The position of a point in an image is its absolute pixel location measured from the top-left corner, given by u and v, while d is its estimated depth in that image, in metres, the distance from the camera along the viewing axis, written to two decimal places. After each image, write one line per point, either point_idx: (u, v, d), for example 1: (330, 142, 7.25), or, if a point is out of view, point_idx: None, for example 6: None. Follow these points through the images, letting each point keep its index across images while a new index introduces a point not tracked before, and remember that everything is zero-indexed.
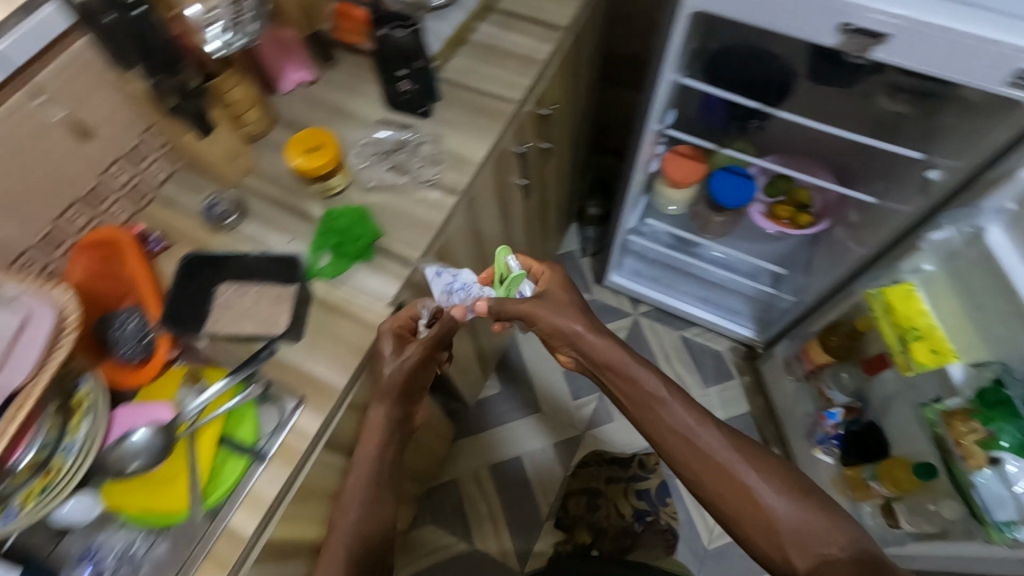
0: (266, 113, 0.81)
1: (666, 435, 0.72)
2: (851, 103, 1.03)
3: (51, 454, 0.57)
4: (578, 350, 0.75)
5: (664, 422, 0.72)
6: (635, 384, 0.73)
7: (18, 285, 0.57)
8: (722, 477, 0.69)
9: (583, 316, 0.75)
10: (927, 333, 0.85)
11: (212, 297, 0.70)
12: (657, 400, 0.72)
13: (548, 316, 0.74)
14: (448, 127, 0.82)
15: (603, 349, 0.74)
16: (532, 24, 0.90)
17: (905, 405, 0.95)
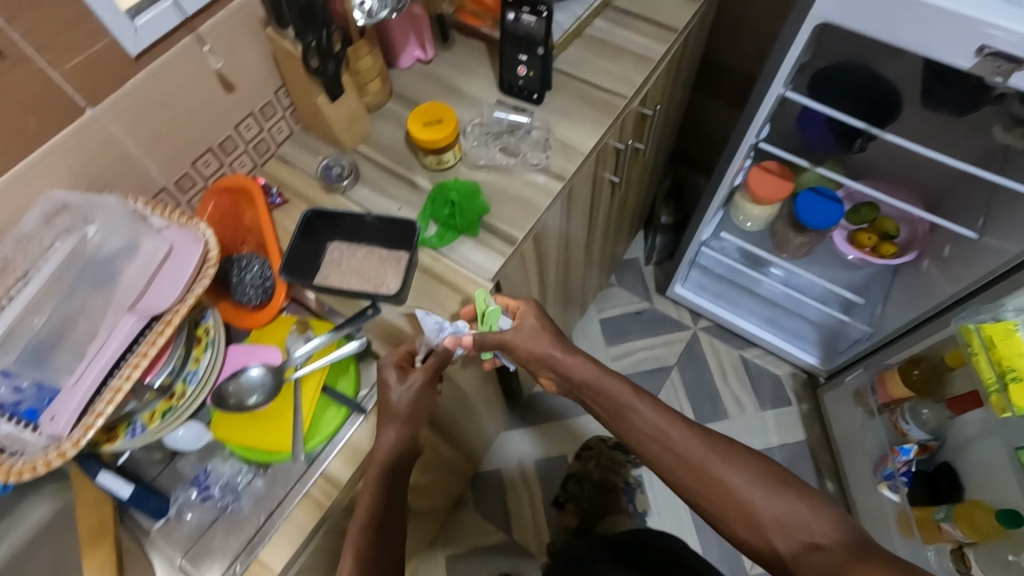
0: (385, 85, 0.84)
1: (645, 442, 0.66)
2: (961, 132, 1.00)
3: (175, 380, 0.60)
4: (552, 370, 0.69)
5: (637, 429, 0.66)
6: (607, 392, 0.67)
7: (163, 219, 0.61)
8: (698, 475, 0.63)
9: (545, 331, 0.68)
10: None
11: (324, 253, 0.72)
12: (624, 403, 0.66)
13: (522, 340, 0.67)
14: (557, 114, 0.83)
15: (573, 361, 0.68)
16: (646, 23, 0.91)
17: (997, 444, 0.94)
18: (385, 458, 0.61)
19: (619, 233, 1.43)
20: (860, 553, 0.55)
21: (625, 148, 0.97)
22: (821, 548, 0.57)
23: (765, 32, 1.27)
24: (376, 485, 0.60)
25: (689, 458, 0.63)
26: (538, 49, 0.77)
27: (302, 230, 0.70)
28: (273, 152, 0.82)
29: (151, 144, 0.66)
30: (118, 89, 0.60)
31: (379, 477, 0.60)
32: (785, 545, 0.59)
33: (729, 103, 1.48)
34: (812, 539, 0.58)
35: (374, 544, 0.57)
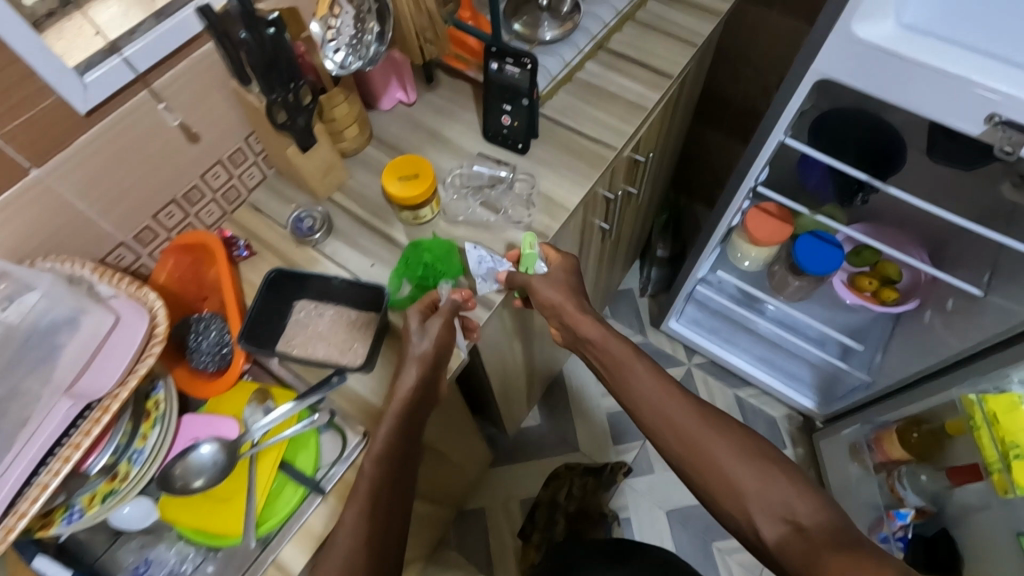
0: (364, 131, 0.80)
1: (642, 406, 0.68)
2: (968, 186, 0.96)
3: (120, 460, 0.57)
4: (565, 322, 0.71)
5: (638, 393, 0.68)
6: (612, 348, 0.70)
7: (111, 287, 0.57)
8: (687, 445, 0.64)
9: (560, 286, 0.70)
10: None
11: (290, 314, 0.69)
12: (624, 359, 0.70)
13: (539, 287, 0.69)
14: (543, 166, 0.79)
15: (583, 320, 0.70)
16: (640, 68, 0.87)
17: (999, 523, 0.88)
18: (407, 399, 0.61)
19: (612, 267, 1.39)
20: (839, 540, 0.54)
21: (616, 196, 0.93)
22: (801, 530, 0.56)
23: (766, 68, 1.23)
24: (394, 438, 0.60)
25: (683, 424, 0.65)
26: (522, 100, 0.73)
27: (266, 292, 0.66)
28: (244, 199, 0.78)
29: (106, 200, 0.63)
30: (65, 147, 0.56)
31: (398, 423, 0.61)
32: (768, 530, 0.58)
33: (728, 137, 1.44)
34: (791, 517, 0.58)
35: (383, 498, 0.58)
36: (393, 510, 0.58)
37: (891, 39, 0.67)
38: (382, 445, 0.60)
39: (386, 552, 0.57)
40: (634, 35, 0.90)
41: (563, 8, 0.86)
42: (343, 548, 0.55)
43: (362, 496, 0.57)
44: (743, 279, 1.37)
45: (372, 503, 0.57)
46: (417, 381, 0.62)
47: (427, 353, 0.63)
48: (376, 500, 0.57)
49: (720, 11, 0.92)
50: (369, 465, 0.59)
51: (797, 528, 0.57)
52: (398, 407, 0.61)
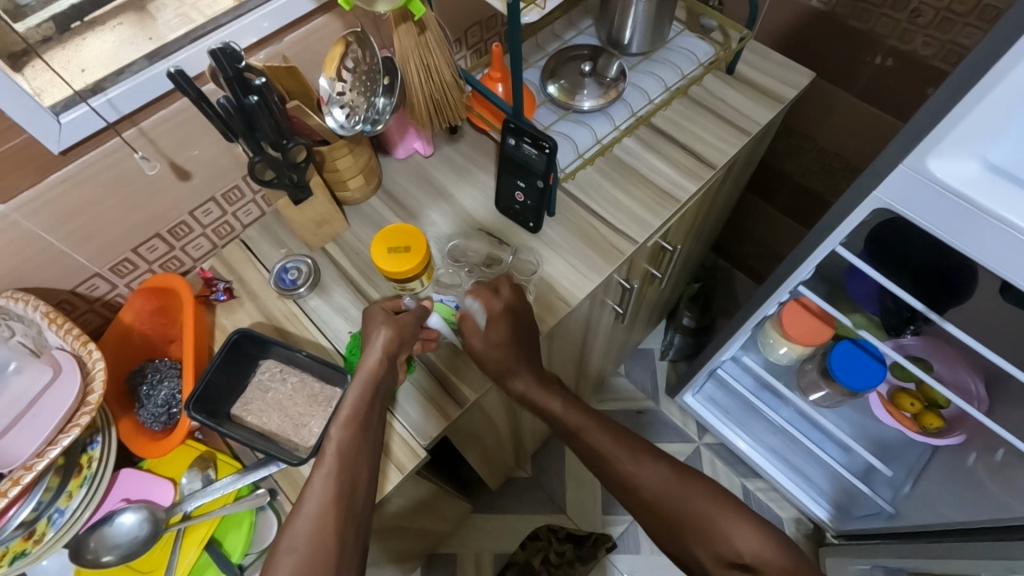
0: (370, 181, 0.75)
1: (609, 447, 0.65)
2: None
3: (40, 517, 0.53)
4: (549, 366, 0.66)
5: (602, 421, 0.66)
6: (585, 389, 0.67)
7: (57, 337, 0.54)
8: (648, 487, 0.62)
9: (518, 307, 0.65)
10: None
11: (252, 376, 0.65)
12: None
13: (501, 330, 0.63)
14: (553, 249, 0.72)
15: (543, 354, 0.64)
16: (682, 151, 0.79)
17: None
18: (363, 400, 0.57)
19: (630, 331, 1.31)
20: None
21: (633, 284, 0.86)
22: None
23: (833, 152, 1.12)
24: (348, 435, 0.55)
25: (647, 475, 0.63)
26: (536, 181, 0.67)
27: (226, 354, 0.63)
28: (237, 235, 0.75)
29: (81, 235, 0.60)
30: (36, 184, 0.53)
31: (367, 389, 0.57)
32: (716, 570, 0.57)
33: (781, 212, 1.32)
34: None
35: (352, 462, 0.54)
36: (367, 472, 0.55)
37: (972, 183, 0.57)
38: (352, 405, 0.56)
39: (362, 517, 0.54)
40: (682, 113, 0.82)
41: (607, 74, 0.78)
42: (312, 510, 0.52)
43: (330, 459, 0.54)
44: (770, 370, 1.26)
45: (341, 468, 0.53)
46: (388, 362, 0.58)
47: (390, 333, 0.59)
48: (345, 465, 0.54)
49: (784, 98, 0.83)
50: (337, 428, 0.55)
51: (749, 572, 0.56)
52: (368, 373, 0.57)
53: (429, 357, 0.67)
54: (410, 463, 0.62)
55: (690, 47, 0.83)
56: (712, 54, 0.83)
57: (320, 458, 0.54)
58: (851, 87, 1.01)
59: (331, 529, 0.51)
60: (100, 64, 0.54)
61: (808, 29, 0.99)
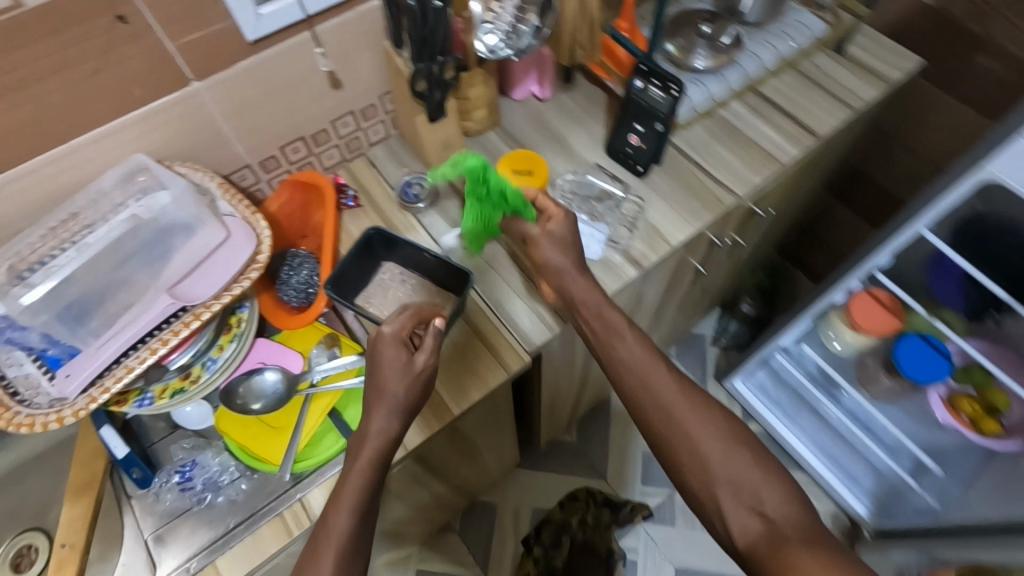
0: (491, 115, 0.80)
1: (622, 370, 0.61)
2: None
3: (195, 363, 0.60)
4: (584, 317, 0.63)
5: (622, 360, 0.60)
6: (602, 314, 0.62)
7: (229, 206, 0.61)
8: (668, 427, 0.57)
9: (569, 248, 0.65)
10: None
11: (375, 273, 0.70)
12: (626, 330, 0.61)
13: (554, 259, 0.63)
14: (658, 195, 0.77)
15: (588, 283, 0.63)
16: (787, 120, 0.82)
17: None
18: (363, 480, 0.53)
19: (691, 311, 1.33)
20: None
21: (721, 242, 0.89)
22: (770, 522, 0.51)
23: (920, 151, 1.14)
24: (353, 520, 0.51)
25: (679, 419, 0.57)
26: (656, 124, 0.72)
27: (360, 247, 0.68)
28: (363, 151, 0.81)
29: (247, 124, 0.66)
30: (226, 67, 0.60)
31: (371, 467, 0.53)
32: (736, 523, 0.52)
33: (855, 213, 1.34)
34: None
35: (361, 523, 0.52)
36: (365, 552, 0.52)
37: None
38: (358, 487, 0.53)
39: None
40: (790, 85, 0.85)
41: (723, 39, 0.82)
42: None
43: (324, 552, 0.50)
44: (828, 362, 1.28)
45: (348, 542, 0.51)
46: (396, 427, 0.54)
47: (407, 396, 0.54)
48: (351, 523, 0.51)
49: (893, 82, 0.85)
50: (338, 507, 0.52)
51: (768, 525, 0.50)
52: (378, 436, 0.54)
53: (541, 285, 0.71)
54: (517, 367, 0.67)
55: (804, 23, 0.86)
56: (825, 31, 0.85)
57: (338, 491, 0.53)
58: (952, 86, 1.02)
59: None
60: None
61: (916, 22, 1.00)
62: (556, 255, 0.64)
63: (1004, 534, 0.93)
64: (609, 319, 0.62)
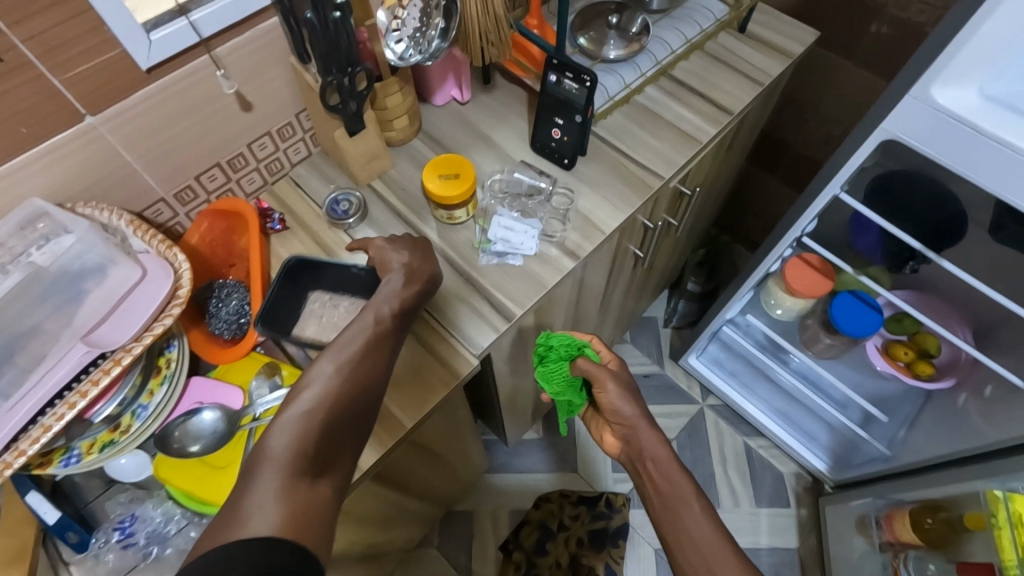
0: (413, 122, 0.80)
1: (682, 537, 0.63)
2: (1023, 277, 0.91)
3: (124, 412, 0.57)
4: (631, 438, 0.72)
5: (662, 474, 0.68)
6: (669, 476, 0.68)
7: (142, 242, 0.58)
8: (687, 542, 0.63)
9: (633, 396, 0.74)
10: None
11: (303, 303, 0.67)
12: (650, 444, 0.70)
13: (613, 392, 0.73)
14: (586, 184, 0.78)
15: (654, 438, 0.71)
16: (701, 100, 0.85)
17: None
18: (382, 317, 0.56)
19: (640, 296, 1.36)
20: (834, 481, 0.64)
21: (656, 225, 0.92)
22: None
23: (832, 118, 1.20)
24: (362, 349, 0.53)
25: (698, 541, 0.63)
26: (575, 116, 0.73)
27: (282, 279, 0.66)
28: (286, 172, 0.79)
29: (154, 155, 0.63)
30: (124, 97, 0.57)
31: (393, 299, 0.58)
32: None
33: (781, 183, 1.40)
34: None
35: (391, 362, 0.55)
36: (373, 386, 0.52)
37: (972, 110, 0.64)
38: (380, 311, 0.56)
39: (352, 427, 0.49)
40: (701, 66, 0.88)
41: (631, 28, 0.84)
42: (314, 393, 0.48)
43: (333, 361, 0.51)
44: (772, 327, 1.33)
45: (355, 358, 0.52)
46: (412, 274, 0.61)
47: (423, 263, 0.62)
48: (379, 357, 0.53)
49: (793, 54, 0.89)
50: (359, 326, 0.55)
51: None
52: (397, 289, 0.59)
53: (485, 285, 0.71)
54: (466, 372, 0.66)
55: (707, 6, 0.89)
56: (726, 12, 0.89)
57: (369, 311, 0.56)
58: (851, 54, 1.09)
59: (356, 387, 0.50)
60: None
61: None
62: (619, 403, 0.73)
63: (946, 469, 0.99)
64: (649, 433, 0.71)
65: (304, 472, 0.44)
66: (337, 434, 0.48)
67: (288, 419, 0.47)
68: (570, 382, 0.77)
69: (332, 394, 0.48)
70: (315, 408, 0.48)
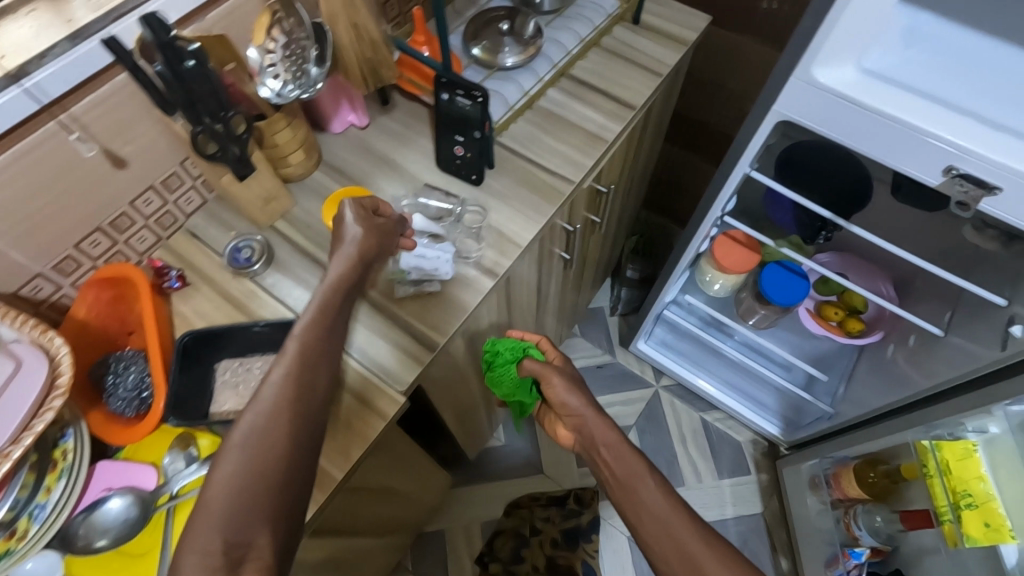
0: (310, 156, 0.76)
1: (643, 516, 0.60)
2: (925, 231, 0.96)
3: (19, 515, 0.52)
4: (582, 427, 0.68)
5: (618, 460, 0.65)
6: (623, 459, 0.65)
7: (11, 330, 0.53)
8: (653, 524, 0.60)
9: (577, 386, 0.71)
10: (982, 503, 0.81)
11: (214, 375, 0.64)
12: (601, 430, 0.67)
13: (559, 385, 0.69)
14: (497, 198, 0.76)
15: (604, 424, 0.68)
16: (603, 97, 0.85)
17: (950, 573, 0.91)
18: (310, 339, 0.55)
19: (581, 291, 1.36)
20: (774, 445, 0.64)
21: (577, 226, 0.91)
22: None
23: (740, 95, 1.22)
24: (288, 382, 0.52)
25: (664, 519, 0.60)
26: (474, 132, 0.71)
27: (180, 359, 0.63)
28: (181, 224, 0.74)
29: (19, 232, 0.58)
30: None
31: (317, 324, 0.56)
32: None
33: (703, 162, 1.42)
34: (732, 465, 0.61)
35: (309, 408, 0.52)
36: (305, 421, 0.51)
37: (854, 87, 0.66)
38: (306, 334, 0.55)
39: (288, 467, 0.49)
40: (600, 63, 0.88)
41: (524, 32, 0.83)
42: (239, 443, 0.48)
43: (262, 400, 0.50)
44: (711, 304, 1.36)
45: (283, 396, 0.51)
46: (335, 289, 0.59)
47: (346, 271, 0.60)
48: (293, 407, 0.51)
49: (687, 41, 0.90)
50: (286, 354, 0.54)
51: None
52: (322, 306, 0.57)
53: (406, 318, 0.69)
54: (395, 411, 0.64)
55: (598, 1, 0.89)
56: (617, 6, 0.89)
57: (280, 355, 0.53)
58: (748, 32, 1.11)
59: (288, 424, 0.50)
60: (19, 49, 0.54)
61: None
62: (565, 397, 0.69)
63: (879, 422, 1.03)
64: (597, 419, 0.68)
65: (239, 529, 0.45)
66: (273, 479, 0.48)
67: (208, 490, 0.46)
68: (517, 380, 0.74)
69: (249, 454, 0.48)
70: (243, 459, 0.48)
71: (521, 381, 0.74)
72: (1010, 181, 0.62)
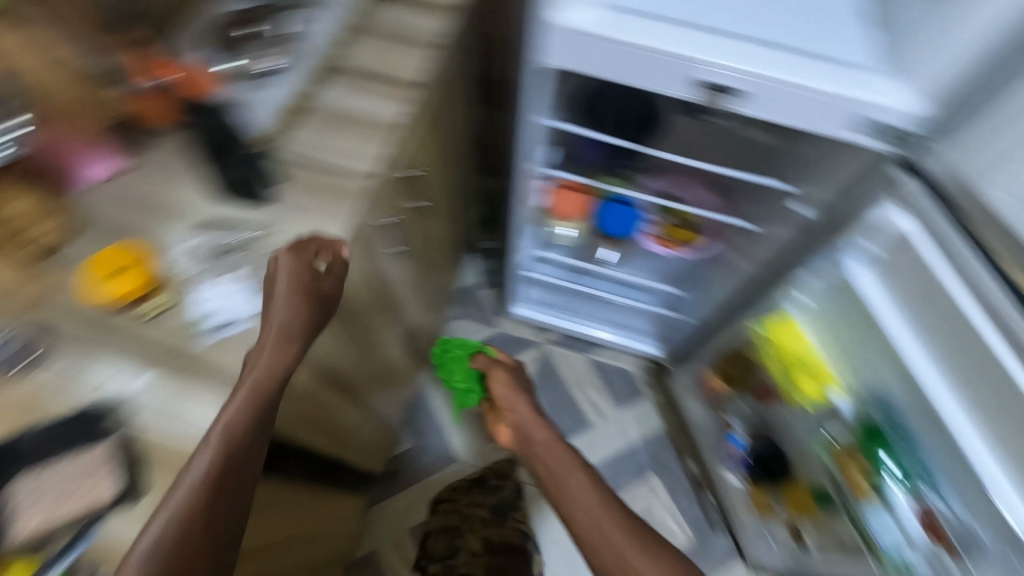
0: (63, 222, 0.67)
1: (579, 513, 0.76)
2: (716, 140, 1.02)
3: None
4: (514, 423, 0.94)
5: (568, 487, 0.79)
6: (562, 464, 0.82)
7: None
8: (592, 526, 0.74)
9: (518, 385, 1.00)
10: (811, 365, 0.95)
11: (7, 495, 0.57)
12: (541, 443, 0.87)
13: (503, 387, 0.98)
14: (290, 213, 0.73)
15: (531, 412, 0.94)
16: (381, 82, 0.83)
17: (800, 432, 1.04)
18: (233, 420, 0.58)
19: (440, 275, 1.35)
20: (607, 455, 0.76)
21: (399, 218, 0.89)
22: None
23: None
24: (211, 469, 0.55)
25: (598, 523, 0.74)
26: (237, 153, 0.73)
27: None
28: None
29: None
30: None
31: (247, 404, 0.59)
32: None
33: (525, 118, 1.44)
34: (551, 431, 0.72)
35: (238, 487, 0.57)
36: (230, 502, 0.56)
37: (598, 25, 0.69)
38: (233, 414, 0.58)
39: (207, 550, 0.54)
40: (372, 48, 0.86)
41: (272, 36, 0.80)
42: (161, 532, 0.52)
43: (191, 474, 0.55)
44: (566, 254, 1.39)
45: (214, 474, 0.55)
46: (264, 366, 0.61)
47: (271, 352, 0.62)
48: (221, 494, 0.55)
49: (452, 10, 0.91)
50: (217, 436, 0.57)
51: None
52: (250, 383, 0.60)
53: (220, 369, 0.65)
54: None
55: None
56: None
57: (204, 445, 0.56)
58: None
59: (210, 503, 0.54)
60: None
61: None
62: (504, 390, 0.98)
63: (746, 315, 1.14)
64: (525, 409, 0.94)
65: None
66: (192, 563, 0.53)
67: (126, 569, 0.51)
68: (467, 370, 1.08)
69: (174, 533, 0.52)
70: (168, 542, 0.52)
71: (470, 373, 1.08)
72: (757, 83, 0.68)
